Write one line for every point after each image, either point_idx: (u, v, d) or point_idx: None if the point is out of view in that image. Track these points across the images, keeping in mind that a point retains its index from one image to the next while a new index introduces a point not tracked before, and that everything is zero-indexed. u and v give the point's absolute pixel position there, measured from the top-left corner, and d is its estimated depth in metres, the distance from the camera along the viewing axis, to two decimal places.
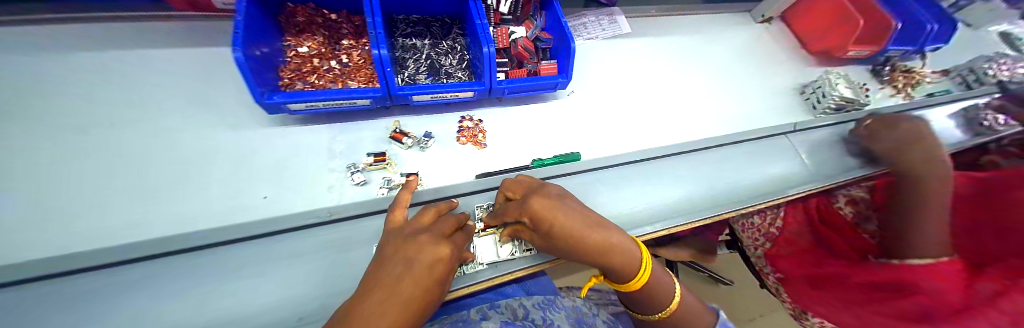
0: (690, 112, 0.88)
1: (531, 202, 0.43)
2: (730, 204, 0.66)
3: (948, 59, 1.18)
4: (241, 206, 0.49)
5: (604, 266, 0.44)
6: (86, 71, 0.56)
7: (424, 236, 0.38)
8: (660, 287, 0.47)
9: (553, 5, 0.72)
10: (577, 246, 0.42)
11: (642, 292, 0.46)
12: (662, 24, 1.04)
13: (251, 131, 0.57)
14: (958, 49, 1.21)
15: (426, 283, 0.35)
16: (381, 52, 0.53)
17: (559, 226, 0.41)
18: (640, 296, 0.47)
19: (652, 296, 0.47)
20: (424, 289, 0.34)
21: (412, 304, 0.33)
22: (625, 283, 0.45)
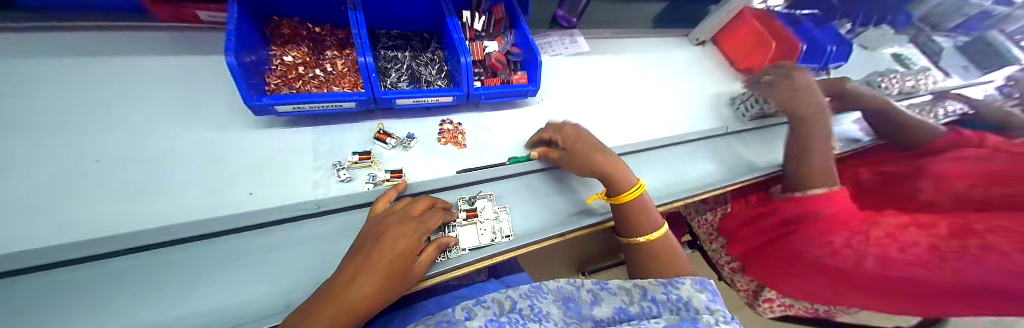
0: (642, 116, 1.02)
1: (568, 129, 0.68)
2: (675, 192, 0.77)
3: (851, 73, 1.43)
4: (227, 201, 0.52)
5: (610, 178, 0.60)
6: (77, 81, 0.59)
7: (398, 223, 0.45)
8: (647, 215, 0.59)
9: (520, 25, 0.83)
10: (591, 152, 0.61)
11: (628, 207, 0.58)
12: (616, 44, 1.20)
13: (236, 133, 0.59)
14: (856, 67, 1.47)
15: (402, 265, 0.42)
16: (367, 59, 0.59)
17: (583, 142, 0.64)
18: (631, 219, 0.60)
19: (643, 220, 0.59)
20: (398, 268, 0.42)
21: (389, 279, 0.41)
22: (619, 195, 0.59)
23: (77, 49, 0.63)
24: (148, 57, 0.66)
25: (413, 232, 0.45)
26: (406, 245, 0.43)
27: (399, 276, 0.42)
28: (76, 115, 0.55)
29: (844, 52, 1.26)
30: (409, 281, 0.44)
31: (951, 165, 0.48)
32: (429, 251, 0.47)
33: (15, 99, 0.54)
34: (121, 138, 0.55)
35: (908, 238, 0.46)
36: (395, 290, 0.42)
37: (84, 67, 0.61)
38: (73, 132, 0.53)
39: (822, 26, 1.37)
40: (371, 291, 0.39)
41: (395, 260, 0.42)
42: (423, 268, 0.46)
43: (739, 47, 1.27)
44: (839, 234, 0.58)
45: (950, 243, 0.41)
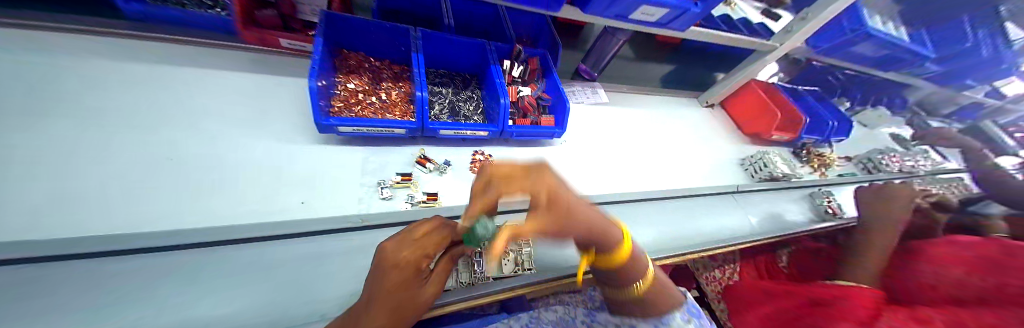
0: (658, 167, 1.08)
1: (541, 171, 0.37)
2: (691, 245, 0.79)
3: (853, 147, 1.51)
4: (280, 208, 0.57)
5: (599, 240, 0.42)
6: (171, 88, 0.68)
7: (404, 252, 0.39)
8: (640, 261, 0.49)
9: (552, 76, 0.94)
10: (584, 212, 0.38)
11: (627, 266, 0.47)
12: (633, 99, 1.32)
13: (295, 147, 0.67)
14: (858, 141, 1.56)
15: (407, 294, 0.39)
16: (423, 94, 0.68)
17: (558, 192, 0.36)
18: (622, 274, 0.48)
19: (636, 269, 0.48)
20: (402, 298, 0.38)
21: (397, 310, 0.38)
22: (613, 257, 0.46)
23: (176, 60, 0.73)
24: (229, 71, 0.76)
25: (402, 258, 0.39)
26: (403, 273, 0.39)
27: (407, 306, 0.38)
28: (164, 117, 0.63)
29: (846, 128, 1.36)
30: (419, 308, 0.40)
31: (944, 251, 0.62)
32: (438, 271, 0.45)
33: (118, 98, 0.62)
34: (196, 140, 0.61)
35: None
36: (407, 318, 0.39)
37: (180, 76, 0.71)
38: (159, 131, 0.60)
39: (823, 102, 1.49)
40: (383, 327, 0.36)
41: (396, 289, 0.38)
42: (433, 289, 0.42)
43: (742, 112, 1.37)
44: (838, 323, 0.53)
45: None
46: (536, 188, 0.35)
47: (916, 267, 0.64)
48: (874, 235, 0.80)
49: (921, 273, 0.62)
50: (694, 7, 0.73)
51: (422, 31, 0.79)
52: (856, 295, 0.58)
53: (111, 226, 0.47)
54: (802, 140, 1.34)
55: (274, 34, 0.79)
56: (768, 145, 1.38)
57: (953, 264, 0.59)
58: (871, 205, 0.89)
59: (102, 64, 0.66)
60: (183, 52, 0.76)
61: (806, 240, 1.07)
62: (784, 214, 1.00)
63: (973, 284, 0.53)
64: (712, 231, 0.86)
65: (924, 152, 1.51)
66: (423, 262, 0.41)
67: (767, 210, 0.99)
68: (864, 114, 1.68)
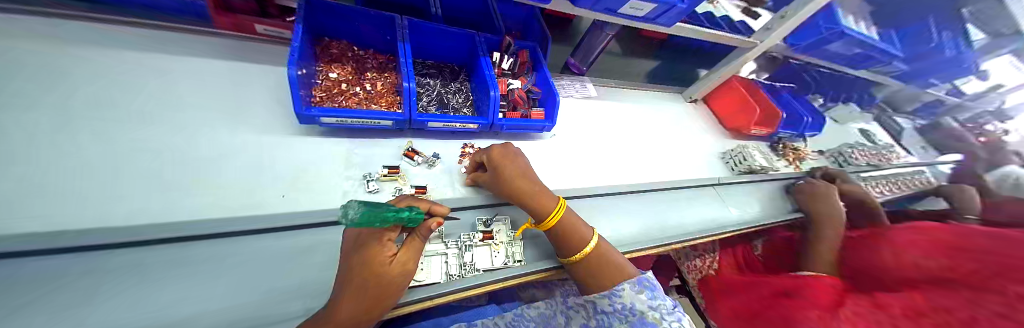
0: (645, 160, 1.10)
1: (493, 148, 0.65)
2: (674, 235, 0.82)
3: (827, 141, 1.60)
4: (259, 202, 0.55)
5: (525, 200, 0.59)
6: (140, 76, 0.64)
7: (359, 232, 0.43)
8: (575, 230, 0.56)
9: (542, 70, 0.94)
10: (506, 177, 0.60)
11: (557, 229, 0.57)
12: (620, 93, 1.34)
13: (274, 139, 0.64)
14: (830, 136, 1.65)
15: (372, 274, 0.41)
16: (410, 85, 0.67)
17: (503, 165, 0.62)
18: (558, 240, 0.57)
19: (569, 238, 0.56)
20: (367, 278, 0.40)
21: (360, 287, 0.40)
22: (541, 221, 0.57)
23: (142, 46, 0.69)
24: (201, 58, 0.72)
25: (367, 236, 0.43)
26: (367, 252, 0.42)
27: (375, 288, 0.41)
28: (132, 107, 0.59)
29: (820, 123, 1.42)
30: (390, 290, 0.42)
31: (906, 237, 0.71)
32: (404, 254, 0.45)
33: (78, 86, 0.57)
34: (168, 132, 0.58)
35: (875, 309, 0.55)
36: (379, 300, 0.42)
37: (151, 64, 0.67)
38: (125, 122, 0.56)
39: (799, 99, 1.56)
40: (350, 308, 0.39)
41: (362, 268, 0.41)
42: (404, 271, 0.44)
43: (724, 107, 1.41)
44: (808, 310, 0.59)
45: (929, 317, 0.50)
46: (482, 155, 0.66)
47: (875, 253, 0.73)
48: (824, 223, 0.88)
49: (880, 257, 0.71)
50: (681, 4, 0.75)
51: (408, 20, 0.77)
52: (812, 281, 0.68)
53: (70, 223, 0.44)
54: (779, 135, 1.40)
55: (250, 19, 0.76)
56: (747, 140, 1.44)
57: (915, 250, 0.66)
58: (817, 192, 0.98)
59: (60, 50, 0.61)
60: (151, 38, 0.71)
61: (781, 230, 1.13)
62: (761, 205, 1.05)
63: (922, 266, 0.63)
64: (694, 222, 0.90)
65: (888, 147, 1.61)
66: (386, 241, 0.44)
67: (746, 202, 1.04)
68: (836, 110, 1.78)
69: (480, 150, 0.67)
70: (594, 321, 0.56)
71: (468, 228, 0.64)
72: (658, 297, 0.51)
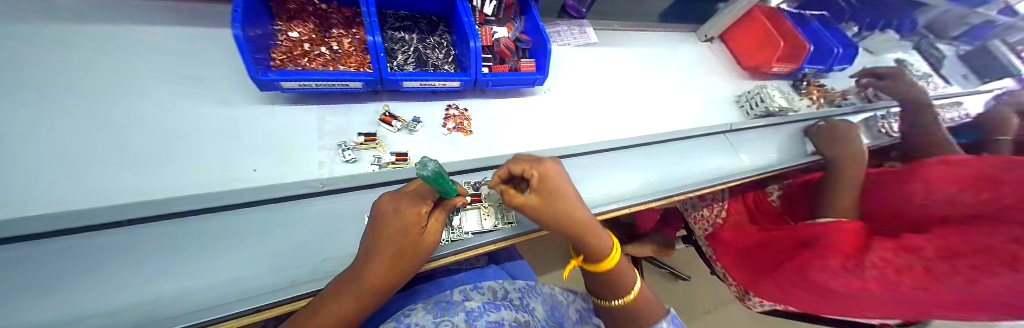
0: (651, 110, 1.02)
1: (546, 163, 0.47)
2: (679, 187, 0.77)
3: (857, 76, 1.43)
4: (232, 177, 0.52)
5: (585, 238, 0.48)
6: (83, 48, 0.57)
7: (396, 204, 0.41)
8: (626, 272, 0.52)
9: (531, 12, 0.82)
10: (569, 208, 0.45)
11: (610, 272, 0.51)
12: (624, 37, 1.20)
13: (239, 109, 0.60)
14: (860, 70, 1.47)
15: (408, 242, 0.40)
16: (375, 39, 0.59)
17: (563, 196, 0.46)
18: (605, 283, 0.52)
19: (618, 282, 0.51)
20: (405, 245, 0.40)
21: (397, 258, 0.39)
22: (597, 263, 0.50)
23: (78, 13, 0.61)
24: (146, 26, 0.65)
25: (404, 208, 0.40)
26: (404, 221, 0.39)
27: (412, 254, 0.40)
28: (80, 82, 0.53)
29: (851, 55, 1.26)
30: (422, 257, 0.42)
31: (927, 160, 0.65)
32: (434, 225, 0.43)
33: (9, 62, 0.51)
34: (127, 109, 0.53)
35: (907, 259, 0.49)
36: (409, 266, 0.41)
37: (93, 34, 0.60)
38: (74, 99, 0.51)
39: (830, 28, 1.37)
40: (386, 271, 0.38)
41: (399, 236, 0.39)
42: (437, 239, 0.43)
43: (742, 45, 1.25)
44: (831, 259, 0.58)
45: (967, 259, 0.43)
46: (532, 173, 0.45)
47: (889, 183, 0.70)
48: (841, 162, 0.83)
49: (892, 186, 0.68)
50: None
51: None
52: (841, 233, 0.61)
53: (28, 208, 0.41)
54: (803, 71, 1.26)
55: None
56: (766, 80, 1.30)
57: (944, 181, 0.55)
58: (834, 132, 0.92)
59: None
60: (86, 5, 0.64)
61: (795, 175, 1.07)
62: (777, 151, 0.98)
63: (921, 185, 0.58)
64: (702, 173, 0.84)
65: (927, 78, 1.43)
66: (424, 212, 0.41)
67: (760, 149, 0.96)
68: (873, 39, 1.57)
69: (527, 164, 0.47)
70: None
71: None
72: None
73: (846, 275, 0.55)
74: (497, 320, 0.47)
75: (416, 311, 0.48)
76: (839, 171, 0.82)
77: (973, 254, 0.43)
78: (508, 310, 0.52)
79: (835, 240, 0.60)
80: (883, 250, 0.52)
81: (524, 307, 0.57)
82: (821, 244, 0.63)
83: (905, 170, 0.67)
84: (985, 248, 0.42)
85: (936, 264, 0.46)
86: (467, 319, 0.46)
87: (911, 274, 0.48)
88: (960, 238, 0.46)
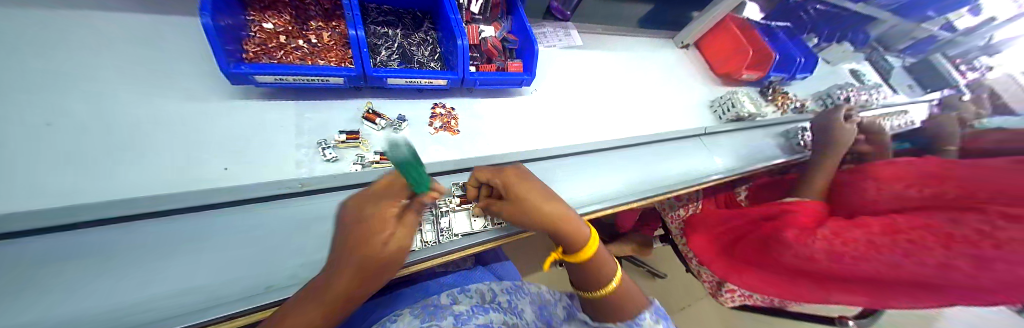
0: (632, 112, 1.05)
1: (507, 170, 0.52)
2: (659, 187, 0.80)
3: (816, 84, 1.56)
4: (199, 176, 0.49)
5: (559, 231, 0.49)
6: (17, 32, 0.51)
7: (364, 208, 0.37)
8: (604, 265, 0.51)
9: (518, 13, 0.83)
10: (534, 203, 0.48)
11: (590, 263, 0.51)
12: (607, 41, 1.23)
13: (208, 104, 0.56)
14: (820, 78, 1.60)
15: (369, 251, 0.35)
16: (358, 33, 0.57)
17: (523, 187, 0.49)
18: (584, 271, 0.52)
19: (598, 272, 0.51)
20: (373, 255, 0.36)
21: (359, 267, 0.35)
22: (577, 250, 0.50)
23: None
24: (95, 12, 0.59)
25: (368, 213, 0.37)
26: (366, 231, 0.36)
27: (381, 263, 0.37)
28: (13, 72, 0.47)
29: (812, 65, 1.37)
30: (393, 262, 0.38)
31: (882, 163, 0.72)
32: (402, 235, 0.38)
33: None
34: (71, 100, 0.48)
35: (854, 234, 0.54)
36: (377, 275, 0.38)
37: (29, 17, 0.53)
38: (7, 90, 0.45)
39: (794, 39, 1.48)
40: (349, 281, 0.35)
41: (361, 244, 0.35)
42: (406, 242, 0.39)
43: (716, 52, 1.32)
44: (787, 230, 0.63)
45: (905, 235, 0.49)
46: (495, 179, 0.51)
47: (844, 185, 0.77)
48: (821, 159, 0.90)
49: (847, 187, 0.74)
50: None
51: None
52: (799, 212, 0.66)
53: None
54: (770, 79, 1.35)
55: None
56: (738, 86, 1.38)
57: (897, 178, 0.62)
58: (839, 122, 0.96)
59: None
60: None
61: (762, 175, 1.15)
62: (746, 153, 1.05)
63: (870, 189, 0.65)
64: (679, 174, 0.88)
65: (877, 87, 1.58)
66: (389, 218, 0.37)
67: (732, 152, 1.02)
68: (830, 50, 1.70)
69: (490, 171, 0.52)
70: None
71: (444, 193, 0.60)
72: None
73: (799, 245, 0.60)
74: (486, 323, 0.46)
75: (403, 318, 0.47)
76: (820, 169, 0.88)
77: (912, 230, 0.49)
78: (496, 313, 0.51)
79: (792, 218, 0.65)
80: (835, 226, 0.58)
81: (511, 309, 0.54)
82: (780, 220, 0.67)
83: (859, 171, 0.74)
84: (924, 226, 0.48)
85: (880, 238, 0.52)
86: (455, 323, 0.44)
87: (854, 246, 0.53)
88: (904, 217, 0.51)
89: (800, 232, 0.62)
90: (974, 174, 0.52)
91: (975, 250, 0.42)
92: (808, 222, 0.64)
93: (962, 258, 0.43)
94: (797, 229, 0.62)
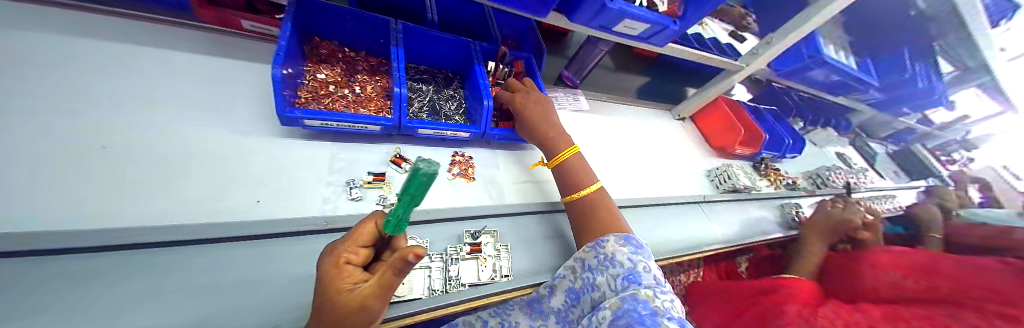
0: (635, 175, 1.12)
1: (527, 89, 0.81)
2: (661, 253, 0.82)
3: (806, 163, 1.66)
4: (232, 207, 0.52)
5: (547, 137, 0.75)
6: (110, 68, 0.60)
7: (325, 260, 0.37)
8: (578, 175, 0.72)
9: (537, 80, 0.94)
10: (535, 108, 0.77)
11: (563, 167, 0.73)
12: (612, 107, 1.36)
13: (253, 139, 0.62)
14: (809, 157, 1.72)
15: (321, 308, 0.34)
16: (401, 90, 0.66)
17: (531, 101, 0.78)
18: (561, 173, 0.74)
19: (572, 176, 0.72)
20: (334, 309, 0.33)
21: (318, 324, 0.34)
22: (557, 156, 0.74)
23: (117, 38, 0.65)
24: (177, 54, 0.69)
25: (325, 265, 0.37)
26: (326, 280, 0.35)
27: (342, 321, 0.34)
28: (100, 102, 0.55)
29: (801, 145, 1.48)
30: (354, 324, 0.35)
31: (880, 253, 0.75)
32: (361, 289, 0.34)
33: (41, 77, 0.53)
34: (137, 128, 0.54)
35: (862, 317, 0.55)
36: None
37: (126, 57, 0.64)
38: (86, 114, 0.52)
39: (781, 121, 1.62)
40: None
41: (323, 294, 0.34)
42: (378, 304, 0.35)
43: (710, 126, 1.45)
44: (789, 304, 0.64)
45: (906, 322, 0.51)
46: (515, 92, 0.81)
47: (842, 270, 0.79)
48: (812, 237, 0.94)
49: (846, 272, 0.77)
50: (672, 25, 0.79)
51: (402, 24, 0.76)
52: (796, 289, 0.69)
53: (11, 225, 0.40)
54: (763, 155, 1.45)
55: (235, 15, 0.74)
56: (733, 158, 1.48)
57: (896, 266, 0.67)
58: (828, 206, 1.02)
59: (33, 39, 0.58)
60: (126, 30, 0.68)
61: (763, 248, 1.17)
62: (745, 224, 1.09)
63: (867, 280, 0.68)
64: (681, 241, 0.90)
65: (863, 171, 1.69)
66: (341, 266, 0.36)
67: (732, 222, 1.06)
68: (815, 133, 1.85)
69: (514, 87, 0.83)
70: (580, 282, 0.55)
71: (455, 240, 0.63)
72: (641, 255, 0.53)
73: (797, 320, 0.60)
74: None
75: None
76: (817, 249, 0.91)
77: (912, 319, 0.51)
78: None
79: (794, 293, 0.67)
80: (837, 307, 0.60)
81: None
82: (782, 293, 0.68)
83: (859, 257, 0.77)
84: (926, 318, 0.51)
85: (881, 322, 0.53)
86: None
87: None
88: (902, 310, 0.55)
89: (801, 307, 0.62)
90: (962, 273, 0.58)
91: None
92: (807, 299, 0.66)
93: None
94: (800, 304, 0.63)
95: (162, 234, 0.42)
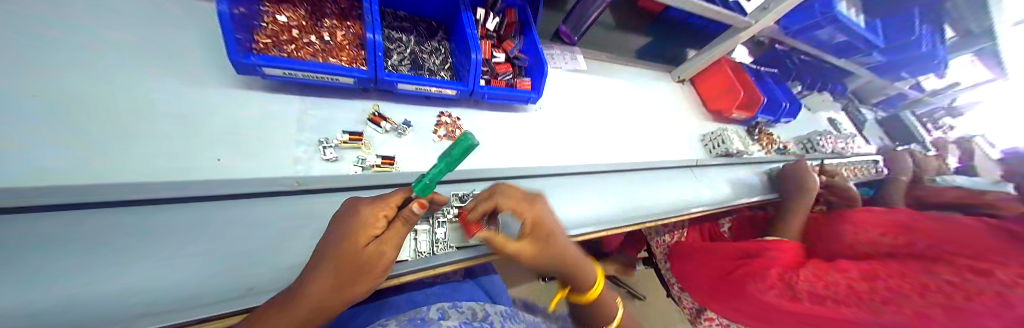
0: (630, 140, 1.09)
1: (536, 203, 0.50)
2: (650, 215, 0.82)
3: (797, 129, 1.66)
4: (189, 165, 0.47)
5: (575, 274, 0.56)
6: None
7: (361, 212, 0.38)
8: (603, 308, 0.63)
9: (532, 33, 0.85)
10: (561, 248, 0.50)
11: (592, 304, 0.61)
12: (610, 67, 1.29)
13: (207, 91, 0.54)
14: (802, 122, 1.72)
15: (354, 257, 0.36)
16: (375, 37, 0.58)
17: (554, 232, 0.49)
18: (588, 309, 0.63)
19: (598, 311, 0.62)
20: (361, 254, 0.36)
21: (344, 273, 0.35)
22: (585, 293, 0.59)
23: None
24: None
25: (362, 217, 0.37)
26: (360, 229, 0.37)
27: (370, 267, 0.37)
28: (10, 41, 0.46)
29: (796, 110, 1.46)
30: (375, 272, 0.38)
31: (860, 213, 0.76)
32: (391, 237, 0.38)
33: None
34: (60, 74, 0.47)
35: (834, 277, 0.58)
36: (358, 282, 0.37)
37: None
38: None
39: (780, 84, 1.58)
40: (329, 290, 0.34)
41: (351, 238, 0.36)
42: (394, 254, 0.39)
43: (709, 89, 1.40)
44: (771, 270, 0.67)
45: (883, 281, 0.52)
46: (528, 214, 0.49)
47: (821, 233, 0.82)
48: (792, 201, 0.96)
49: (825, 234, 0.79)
50: None
51: None
52: (781, 251, 0.70)
53: None
54: (757, 120, 1.43)
55: None
56: (728, 123, 1.45)
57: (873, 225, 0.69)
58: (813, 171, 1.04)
59: None
60: None
61: (746, 210, 1.20)
62: (734, 186, 1.10)
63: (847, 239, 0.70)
64: (671, 203, 0.91)
65: (851, 136, 1.70)
66: (382, 219, 0.38)
67: (723, 186, 1.07)
68: (811, 97, 1.83)
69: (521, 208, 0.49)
70: None
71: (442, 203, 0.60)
72: None
73: (781, 284, 0.63)
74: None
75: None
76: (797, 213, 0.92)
77: (890, 277, 0.52)
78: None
79: (775, 256, 0.69)
80: (817, 269, 0.61)
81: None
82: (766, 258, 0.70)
83: (841, 219, 0.79)
84: (899, 274, 0.52)
85: (860, 283, 0.54)
86: None
87: (834, 289, 0.56)
88: (879, 265, 0.55)
89: (784, 271, 0.65)
90: (944, 230, 0.58)
91: (948, 300, 0.44)
92: (791, 261, 0.68)
93: (936, 307, 0.45)
94: (783, 267, 0.66)
95: (107, 192, 0.38)
